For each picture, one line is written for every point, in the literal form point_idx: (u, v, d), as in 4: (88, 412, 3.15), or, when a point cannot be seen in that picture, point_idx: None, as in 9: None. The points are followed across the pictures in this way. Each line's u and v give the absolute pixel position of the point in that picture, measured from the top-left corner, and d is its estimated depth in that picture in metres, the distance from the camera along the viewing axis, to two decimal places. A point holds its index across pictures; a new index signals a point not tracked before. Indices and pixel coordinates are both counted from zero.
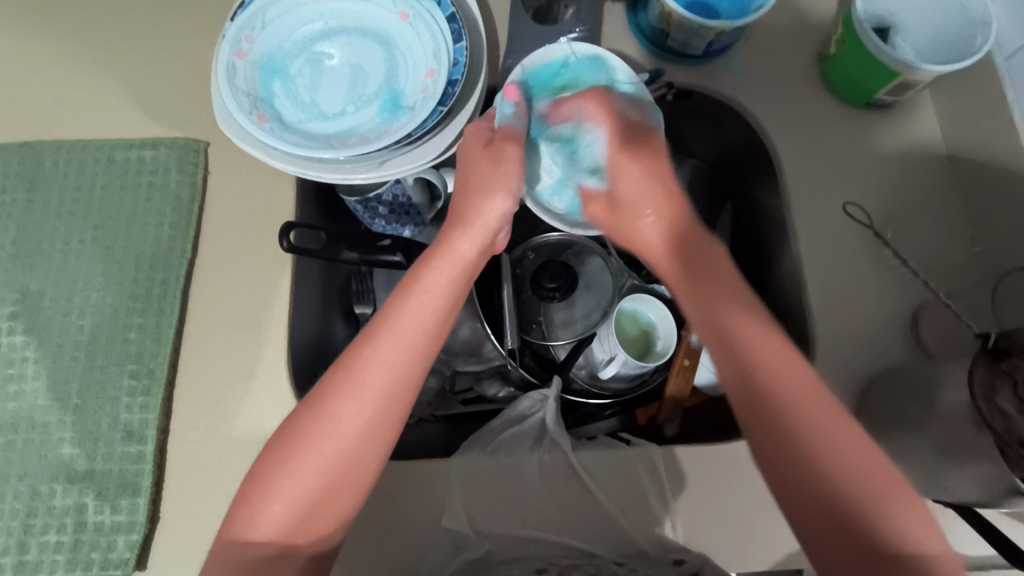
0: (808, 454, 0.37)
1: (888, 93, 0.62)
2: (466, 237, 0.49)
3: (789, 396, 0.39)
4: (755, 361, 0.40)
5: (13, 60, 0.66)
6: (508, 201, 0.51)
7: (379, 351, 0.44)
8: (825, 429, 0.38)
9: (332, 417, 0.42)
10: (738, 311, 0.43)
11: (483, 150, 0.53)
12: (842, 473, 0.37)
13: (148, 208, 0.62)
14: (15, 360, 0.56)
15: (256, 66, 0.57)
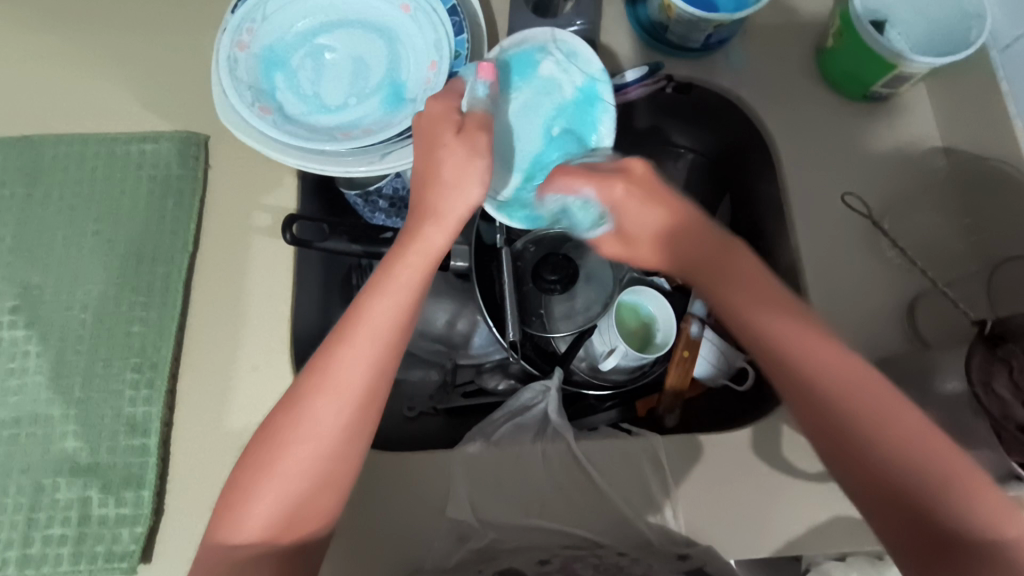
0: (842, 426, 0.41)
1: (885, 86, 0.63)
2: (429, 229, 0.47)
3: (820, 372, 0.42)
4: (783, 344, 0.43)
5: (9, 53, 0.66)
6: (481, 189, 0.48)
7: (349, 353, 0.44)
8: (860, 397, 0.41)
9: (305, 420, 0.43)
10: (777, 315, 0.44)
11: (453, 136, 0.47)
12: (882, 436, 0.40)
13: (149, 201, 0.62)
14: (16, 354, 0.56)
15: (257, 58, 0.56)
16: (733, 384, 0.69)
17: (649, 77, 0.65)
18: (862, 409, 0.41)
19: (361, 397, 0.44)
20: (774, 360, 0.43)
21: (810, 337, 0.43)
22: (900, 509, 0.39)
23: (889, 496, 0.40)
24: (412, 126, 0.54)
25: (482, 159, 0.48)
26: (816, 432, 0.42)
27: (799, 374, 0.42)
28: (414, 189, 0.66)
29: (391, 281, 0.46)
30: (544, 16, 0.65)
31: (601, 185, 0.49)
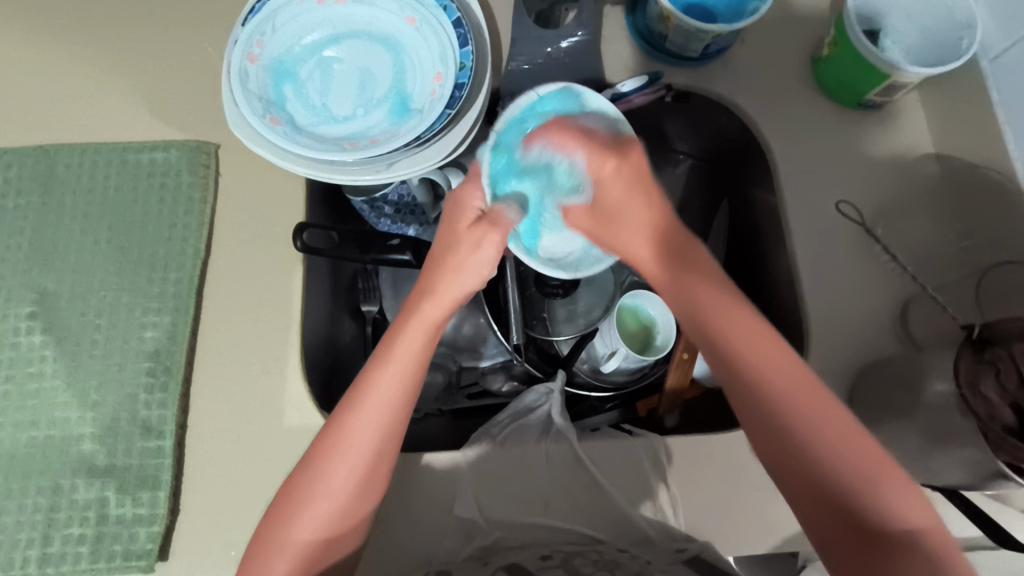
0: (789, 440, 0.41)
1: (879, 94, 0.65)
2: (436, 302, 0.49)
3: (771, 384, 0.42)
4: (736, 354, 0.44)
5: (22, 64, 0.67)
6: (479, 280, 0.49)
7: (362, 419, 0.46)
8: (804, 413, 0.41)
9: (322, 481, 0.46)
10: (724, 305, 0.46)
11: (467, 224, 0.50)
12: (830, 452, 0.40)
13: (161, 209, 0.63)
14: (34, 359, 0.58)
15: (267, 70, 0.58)
16: None
17: (649, 86, 0.67)
18: (813, 425, 0.41)
19: (376, 456, 0.46)
20: (728, 369, 0.44)
21: (763, 344, 0.44)
22: (846, 524, 0.39)
23: (838, 511, 0.39)
24: (418, 137, 0.56)
25: (486, 250, 0.49)
26: (765, 444, 0.42)
27: (755, 383, 0.42)
28: (419, 197, 0.68)
29: (399, 348, 0.48)
30: (545, 27, 0.68)
31: (593, 157, 0.53)
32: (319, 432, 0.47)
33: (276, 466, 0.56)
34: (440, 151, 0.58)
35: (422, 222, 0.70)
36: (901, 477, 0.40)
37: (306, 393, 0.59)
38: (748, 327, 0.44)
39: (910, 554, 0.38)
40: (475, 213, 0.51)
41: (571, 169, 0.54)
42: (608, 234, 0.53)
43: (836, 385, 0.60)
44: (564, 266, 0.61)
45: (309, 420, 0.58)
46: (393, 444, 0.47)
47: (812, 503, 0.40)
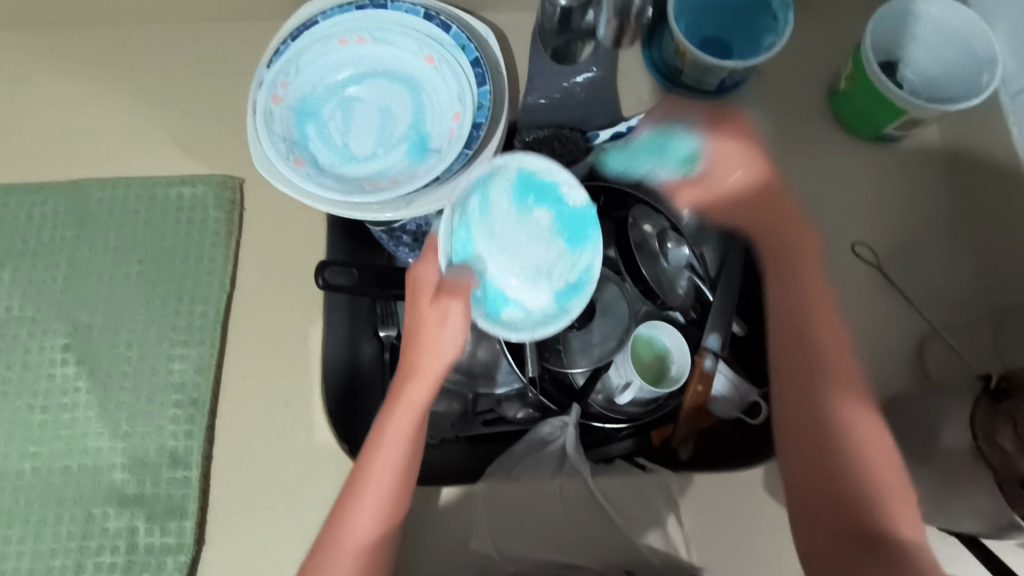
0: (829, 430, 0.54)
1: (897, 128, 0.65)
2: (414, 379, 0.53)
3: (846, 422, 0.54)
4: (802, 363, 0.56)
5: (57, 101, 0.70)
6: (452, 352, 0.53)
7: (370, 482, 0.52)
8: (860, 430, 0.53)
9: (346, 524, 0.52)
10: (829, 332, 0.57)
11: (427, 304, 0.53)
12: (847, 435, 0.53)
13: (188, 243, 0.65)
14: (68, 390, 0.60)
15: (291, 110, 0.59)
16: (748, 417, 0.71)
17: (665, 121, 0.67)
18: (841, 416, 0.54)
19: (388, 506, 0.52)
20: (816, 367, 0.56)
21: (839, 354, 0.57)
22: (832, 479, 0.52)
23: (829, 471, 0.52)
24: (437, 177, 0.56)
25: (449, 328, 0.52)
26: (808, 422, 0.54)
27: (810, 371, 0.56)
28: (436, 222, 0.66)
29: (390, 419, 0.53)
30: (563, 63, 0.68)
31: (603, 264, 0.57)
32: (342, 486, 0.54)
33: (299, 496, 0.59)
34: None
35: None
36: (897, 465, 0.52)
37: (326, 425, 0.60)
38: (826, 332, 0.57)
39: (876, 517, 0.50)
40: (431, 287, 0.54)
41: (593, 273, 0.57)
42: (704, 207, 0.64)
43: None
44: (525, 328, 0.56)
45: (329, 452, 0.60)
46: (403, 495, 0.53)
47: (799, 469, 0.54)
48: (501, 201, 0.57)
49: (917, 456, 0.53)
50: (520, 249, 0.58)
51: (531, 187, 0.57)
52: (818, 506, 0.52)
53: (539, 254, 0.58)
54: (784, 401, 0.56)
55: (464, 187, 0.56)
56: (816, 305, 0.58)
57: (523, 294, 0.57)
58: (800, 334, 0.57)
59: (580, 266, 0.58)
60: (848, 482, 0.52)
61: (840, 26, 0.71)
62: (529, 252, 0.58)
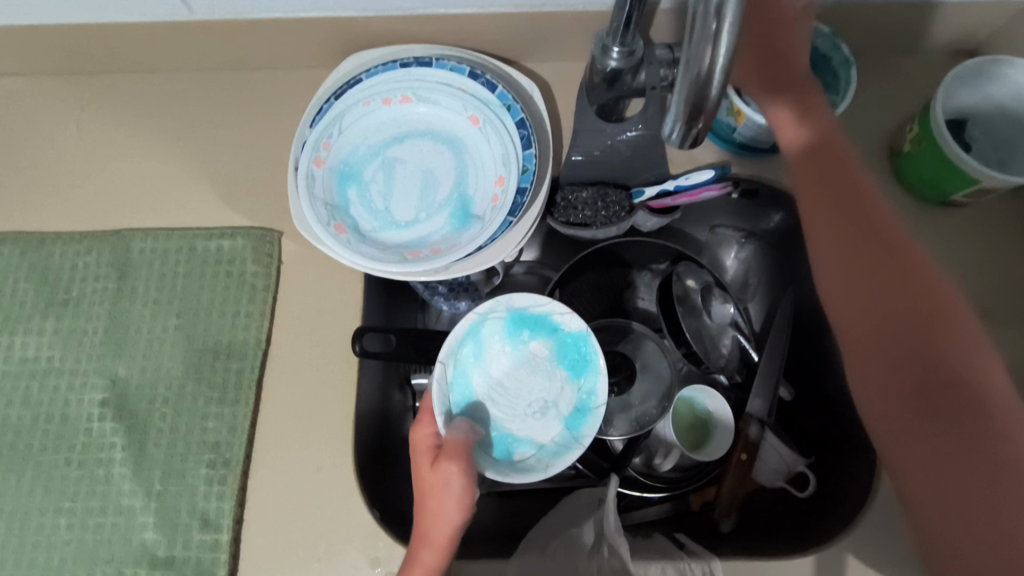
0: (898, 288, 0.47)
1: (965, 196, 0.61)
2: (425, 547, 0.52)
3: (907, 254, 0.49)
4: (896, 279, 0.48)
5: (103, 150, 0.70)
6: (459, 513, 0.52)
7: None
8: (928, 299, 0.47)
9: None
10: (872, 222, 0.50)
11: (427, 470, 0.54)
12: (931, 355, 0.45)
13: (225, 297, 0.65)
14: (104, 446, 0.60)
15: (333, 173, 0.58)
16: (792, 489, 0.67)
17: (716, 181, 0.65)
18: (941, 331, 0.45)
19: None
20: (882, 252, 0.49)
21: (917, 287, 0.47)
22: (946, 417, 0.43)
23: (923, 381, 0.44)
24: (480, 247, 0.55)
25: (451, 490, 0.52)
26: (885, 306, 0.47)
27: (925, 314, 0.46)
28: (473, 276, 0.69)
29: None
30: (609, 119, 0.65)
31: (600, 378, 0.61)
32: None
33: (329, 564, 0.57)
34: (506, 247, 0.59)
35: (474, 297, 0.72)
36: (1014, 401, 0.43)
37: (359, 490, 0.59)
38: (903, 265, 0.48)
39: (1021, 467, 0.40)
40: (430, 453, 0.55)
41: (589, 390, 0.61)
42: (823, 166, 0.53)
43: None
44: (538, 466, 0.60)
45: (360, 519, 0.59)
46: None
47: (881, 384, 0.46)
48: (496, 344, 0.63)
49: None
50: (522, 386, 0.62)
51: (521, 325, 0.62)
52: (940, 476, 0.42)
53: (539, 387, 0.62)
54: (872, 318, 0.48)
55: (455, 342, 0.61)
56: (837, 202, 0.51)
57: (529, 429, 0.61)
58: (829, 215, 0.51)
59: (581, 391, 0.61)
60: (969, 391, 0.43)
61: (903, 84, 0.68)
62: (530, 387, 0.62)
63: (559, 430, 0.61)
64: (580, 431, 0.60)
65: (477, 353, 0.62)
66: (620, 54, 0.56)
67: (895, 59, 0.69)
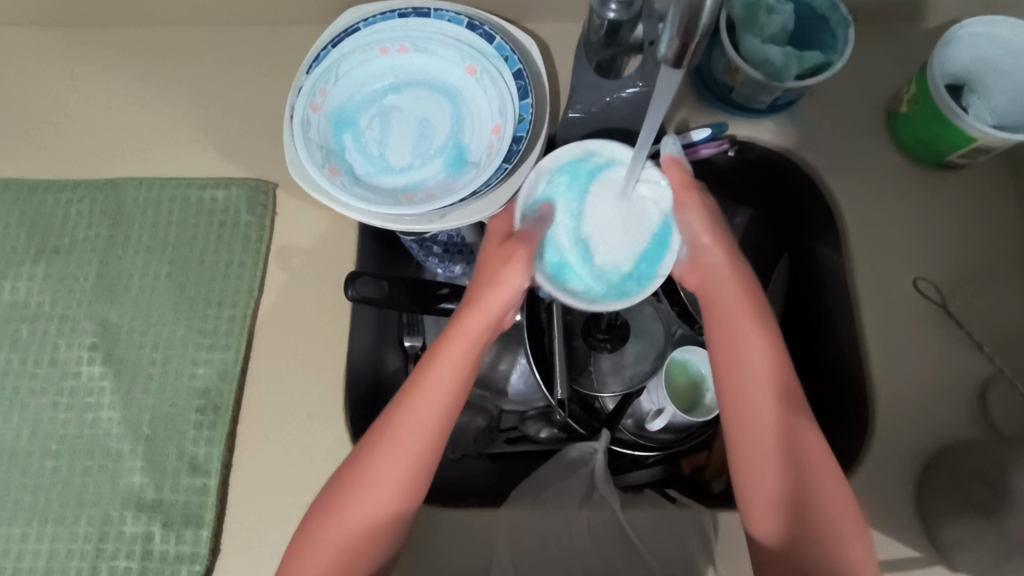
0: (803, 495, 0.49)
1: (961, 156, 0.61)
2: (470, 314, 0.54)
3: (795, 429, 0.50)
4: (796, 467, 0.50)
5: (98, 99, 0.70)
6: (510, 304, 0.54)
7: (394, 444, 0.51)
8: (818, 482, 0.49)
9: (344, 506, 0.50)
10: (745, 314, 0.55)
11: (495, 246, 0.56)
12: (812, 526, 0.48)
13: (219, 246, 0.64)
14: (93, 390, 0.60)
15: (328, 118, 0.58)
16: None
17: (712, 140, 0.65)
18: (812, 508, 0.49)
19: (389, 509, 0.50)
20: (768, 429, 0.51)
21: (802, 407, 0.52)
22: (801, 540, 0.48)
23: (779, 518, 0.49)
24: (474, 191, 0.54)
25: (511, 267, 0.54)
26: (783, 498, 0.49)
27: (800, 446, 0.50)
28: (468, 236, 0.69)
29: (433, 366, 0.53)
30: (605, 77, 0.64)
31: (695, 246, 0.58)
32: (333, 479, 0.52)
33: None
34: (498, 201, 0.58)
35: (469, 261, 0.72)
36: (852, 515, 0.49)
37: (348, 438, 0.59)
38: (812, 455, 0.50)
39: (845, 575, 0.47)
40: (502, 237, 0.57)
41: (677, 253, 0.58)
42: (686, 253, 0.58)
43: (904, 469, 0.56)
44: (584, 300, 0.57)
45: None
46: (407, 502, 0.51)
47: (766, 481, 0.50)
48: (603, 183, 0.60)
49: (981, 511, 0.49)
50: (602, 228, 0.60)
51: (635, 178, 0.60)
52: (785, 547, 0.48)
53: (616, 235, 0.59)
54: (779, 481, 0.50)
55: (552, 165, 0.59)
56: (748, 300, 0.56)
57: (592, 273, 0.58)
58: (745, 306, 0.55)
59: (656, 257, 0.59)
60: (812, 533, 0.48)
61: (902, 48, 0.68)
62: (610, 231, 0.59)
63: (619, 282, 0.58)
64: (642, 288, 0.58)
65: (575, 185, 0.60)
66: (618, 5, 0.56)
67: (895, 24, 0.69)
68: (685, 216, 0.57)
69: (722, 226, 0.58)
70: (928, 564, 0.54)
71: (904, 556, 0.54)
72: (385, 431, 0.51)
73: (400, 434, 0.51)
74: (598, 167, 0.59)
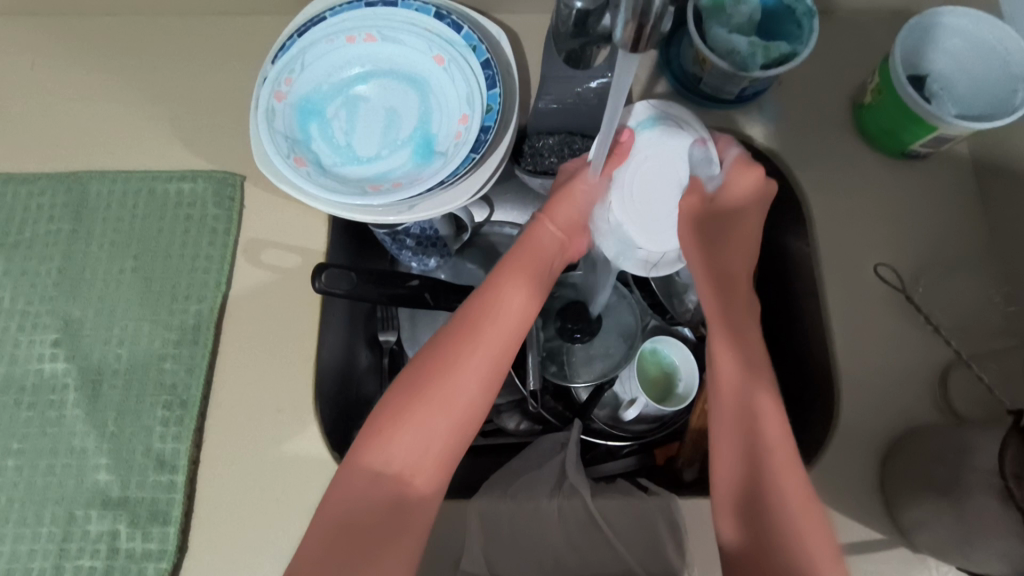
0: (785, 489, 0.48)
1: (924, 145, 0.62)
2: (542, 230, 0.58)
3: (765, 420, 0.51)
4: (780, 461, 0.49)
5: (59, 90, 0.68)
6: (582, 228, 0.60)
7: (480, 340, 0.50)
8: (790, 477, 0.49)
9: (405, 429, 0.47)
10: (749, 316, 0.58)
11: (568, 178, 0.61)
12: (783, 520, 0.47)
13: (185, 240, 0.63)
14: (56, 387, 0.59)
15: (295, 108, 0.58)
16: None
17: None
18: (780, 506, 0.48)
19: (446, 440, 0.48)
20: (744, 413, 0.51)
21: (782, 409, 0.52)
22: (762, 531, 0.48)
23: (753, 502, 0.49)
24: (441, 181, 0.54)
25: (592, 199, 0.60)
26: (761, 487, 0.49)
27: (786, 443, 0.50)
28: (440, 229, 0.69)
29: (510, 273, 0.55)
30: (575, 67, 0.62)
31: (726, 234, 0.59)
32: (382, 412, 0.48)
33: (288, 506, 0.56)
34: (465, 192, 0.58)
35: (443, 253, 0.72)
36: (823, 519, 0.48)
37: (319, 432, 0.58)
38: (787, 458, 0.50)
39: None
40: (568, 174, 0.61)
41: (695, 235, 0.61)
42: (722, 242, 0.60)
43: (869, 453, 0.57)
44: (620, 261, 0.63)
45: (319, 460, 0.58)
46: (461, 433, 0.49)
47: (746, 463, 0.50)
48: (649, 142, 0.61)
49: (940, 492, 0.50)
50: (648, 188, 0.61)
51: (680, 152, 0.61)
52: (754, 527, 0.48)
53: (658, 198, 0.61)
54: (739, 465, 0.50)
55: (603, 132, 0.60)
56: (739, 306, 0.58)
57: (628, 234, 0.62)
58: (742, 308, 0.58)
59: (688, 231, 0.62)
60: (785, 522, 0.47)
61: (868, 39, 0.69)
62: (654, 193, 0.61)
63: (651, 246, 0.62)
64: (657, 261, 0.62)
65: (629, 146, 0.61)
66: None
67: (860, 17, 0.70)
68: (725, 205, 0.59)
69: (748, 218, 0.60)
70: (891, 545, 0.55)
71: (867, 537, 0.55)
72: (454, 356, 0.50)
73: (470, 358, 0.50)
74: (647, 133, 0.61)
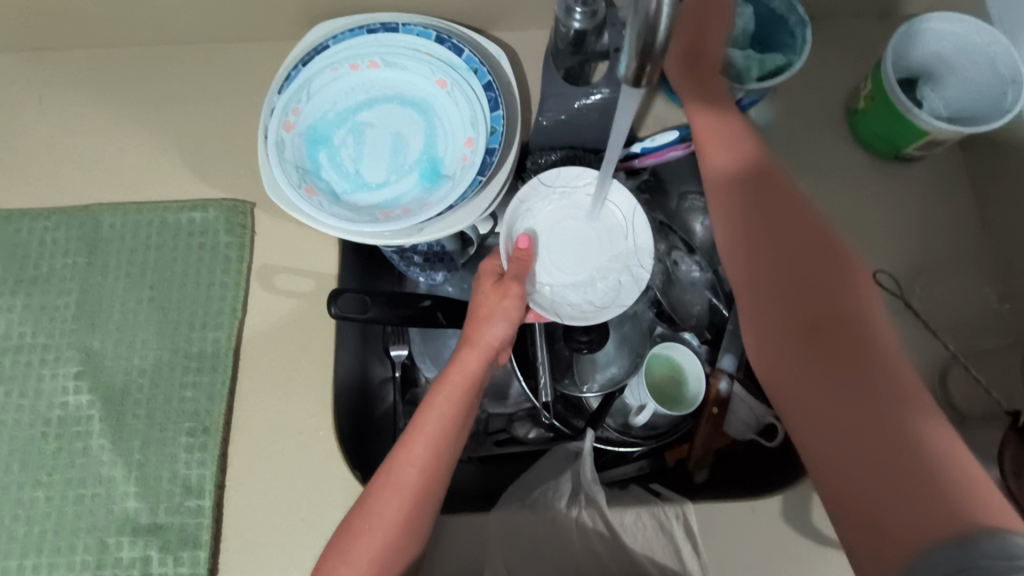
0: (833, 389, 0.42)
1: (917, 149, 0.63)
2: (471, 353, 0.57)
3: (786, 342, 0.46)
4: (809, 351, 0.44)
5: (66, 125, 0.69)
6: (509, 329, 0.58)
7: (411, 453, 0.53)
8: (848, 383, 0.41)
9: (378, 510, 0.52)
10: (745, 232, 0.50)
11: (491, 284, 0.59)
12: (871, 430, 0.39)
13: (199, 268, 0.65)
14: (81, 419, 0.60)
15: (303, 138, 0.59)
16: (762, 439, 0.67)
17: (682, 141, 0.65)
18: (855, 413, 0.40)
19: (417, 513, 0.53)
20: (767, 343, 0.47)
21: (812, 320, 0.45)
22: (833, 436, 0.41)
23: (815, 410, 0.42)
24: (450, 207, 0.56)
25: (511, 301, 0.57)
26: (808, 386, 0.43)
27: (839, 344, 0.43)
28: (447, 245, 0.70)
29: (442, 389, 0.56)
30: (574, 83, 0.64)
31: (716, 148, 0.54)
32: (359, 499, 0.54)
33: (314, 525, 0.58)
34: (473, 212, 0.59)
35: (450, 268, 0.73)
36: (936, 432, 0.38)
37: (340, 452, 0.60)
38: (831, 336, 0.44)
39: (914, 505, 0.36)
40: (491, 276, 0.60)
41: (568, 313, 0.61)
42: (704, 141, 0.55)
43: None
44: (580, 310, 0.62)
45: (339, 480, 0.59)
46: (433, 489, 0.53)
47: (788, 379, 0.45)
48: (616, 217, 0.63)
49: None
50: (574, 234, 0.63)
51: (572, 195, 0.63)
52: (831, 442, 0.41)
53: (594, 258, 0.62)
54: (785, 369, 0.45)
55: (534, 185, 0.63)
56: (753, 226, 0.50)
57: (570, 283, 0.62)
58: (747, 238, 0.50)
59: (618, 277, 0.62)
60: (870, 439, 0.39)
61: (859, 45, 0.70)
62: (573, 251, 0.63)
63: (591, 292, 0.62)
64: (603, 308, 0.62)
65: (551, 207, 0.63)
66: (583, 14, 0.56)
67: (850, 25, 0.71)
68: (689, 100, 0.56)
69: (710, 123, 0.55)
70: None
71: None
72: (412, 431, 0.55)
73: (410, 456, 0.53)
74: (554, 185, 0.63)
